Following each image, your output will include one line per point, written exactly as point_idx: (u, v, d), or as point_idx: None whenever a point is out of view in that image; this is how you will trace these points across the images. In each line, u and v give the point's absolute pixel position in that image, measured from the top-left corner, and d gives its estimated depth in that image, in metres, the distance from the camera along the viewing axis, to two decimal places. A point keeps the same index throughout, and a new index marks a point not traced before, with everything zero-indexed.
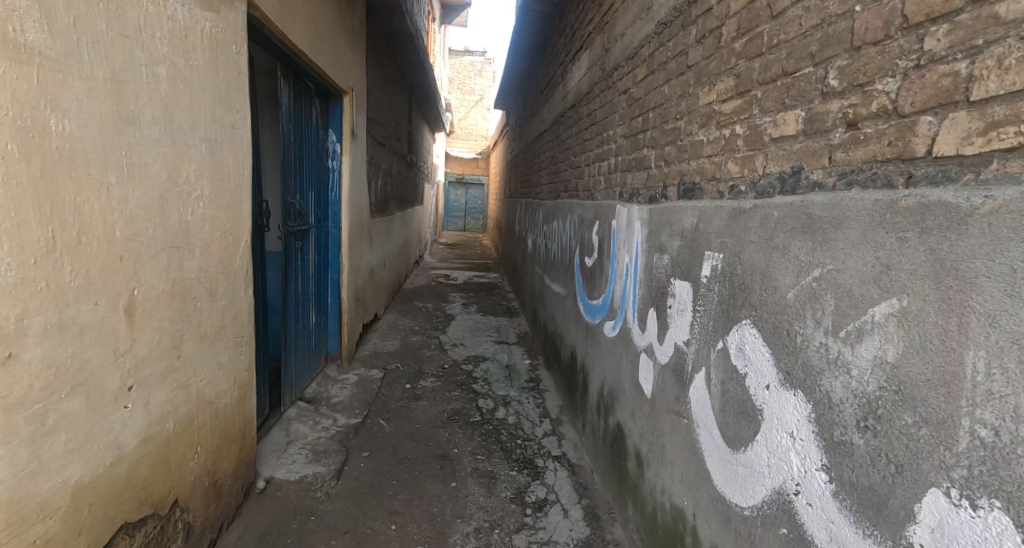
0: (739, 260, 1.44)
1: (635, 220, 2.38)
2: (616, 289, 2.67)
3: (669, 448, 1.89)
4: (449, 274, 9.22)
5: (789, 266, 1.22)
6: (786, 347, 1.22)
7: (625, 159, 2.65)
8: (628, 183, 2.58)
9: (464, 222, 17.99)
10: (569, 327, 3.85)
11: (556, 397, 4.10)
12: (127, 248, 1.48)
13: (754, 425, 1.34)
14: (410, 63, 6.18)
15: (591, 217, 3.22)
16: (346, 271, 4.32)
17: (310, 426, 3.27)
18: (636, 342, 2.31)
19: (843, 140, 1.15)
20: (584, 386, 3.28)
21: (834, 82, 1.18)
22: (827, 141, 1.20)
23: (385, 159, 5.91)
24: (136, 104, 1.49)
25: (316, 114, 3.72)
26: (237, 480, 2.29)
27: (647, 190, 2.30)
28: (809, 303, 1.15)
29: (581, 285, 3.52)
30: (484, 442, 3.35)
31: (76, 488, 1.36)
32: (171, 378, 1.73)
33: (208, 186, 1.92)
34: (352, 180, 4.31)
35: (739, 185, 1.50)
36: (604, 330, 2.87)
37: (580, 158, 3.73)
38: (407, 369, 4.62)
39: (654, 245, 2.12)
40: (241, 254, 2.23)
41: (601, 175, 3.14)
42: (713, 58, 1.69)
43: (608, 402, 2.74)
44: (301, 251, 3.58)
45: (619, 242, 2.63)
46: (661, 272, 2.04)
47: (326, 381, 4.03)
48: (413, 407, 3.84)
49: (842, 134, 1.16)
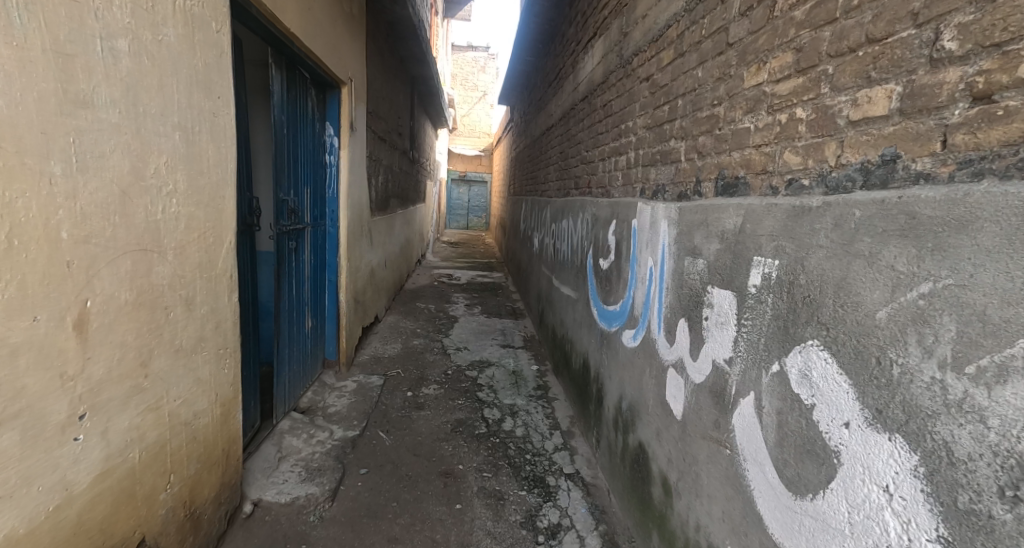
0: (803, 268, 1.21)
1: (661, 220, 2.15)
2: (636, 294, 2.44)
3: (706, 480, 1.66)
4: (451, 274, 8.98)
5: (879, 278, 1.02)
6: (875, 380, 1.01)
7: (648, 154, 2.42)
8: (651, 178, 2.36)
9: (467, 221, 17.74)
10: (581, 333, 3.62)
11: (567, 407, 3.88)
12: (80, 253, 1.27)
13: (825, 469, 1.12)
14: (412, 55, 5.95)
15: (607, 215, 2.99)
16: (344, 273, 4.10)
17: (304, 441, 3.05)
18: (663, 356, 2.09)
19: (968, 117, 0.95)
20: (599, 397, 3.06)
21: (951, 45, 0.97)
22: (939, 119, 0.99)
23: (386, 155, 5.67)
24: (88, 83, 1.27)
25: (312, 105, 3.49)
26: (220, 508, 2.06)
27: (676, 186, 2.08)
28: (915, 327, 0.95)
29: (594, 289, 3.29)
30: (491, 458, 3.13)
31: (7, 542, 1.15)
32: (139, 400, 1.51)
33: (183, 180, 1.69)
34: (351, 176, 4.08)
35: (802, 179, 1.28)
36: (621, 339, 2.65)
37: (592, 153, 3.51)
38: (408, 375, 4.39)
39: (686, 248, 1.90)
40: (223, 257, 2.00)
41: (619, 172, 2.91)
42: (764, 32, 1.46)
43: (627, 419, 2.52)
44: (295, 251, 3.36)
45: (641, 244, 2.40)
46: (695, 278, 1.81)
47: (322, 389, 3.81)
48: (414, 418, 3.62)
49: (966, 109, 0.96)
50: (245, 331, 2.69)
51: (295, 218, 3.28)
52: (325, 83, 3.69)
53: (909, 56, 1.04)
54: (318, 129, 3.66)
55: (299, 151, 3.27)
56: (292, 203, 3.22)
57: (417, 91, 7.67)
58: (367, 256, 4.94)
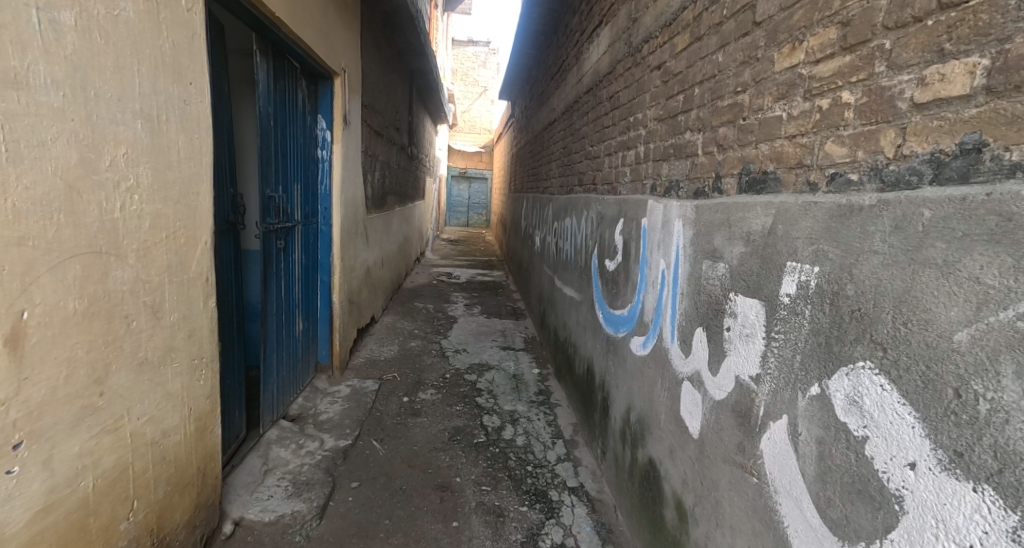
0: (852, 277, 1.04)
1: (674, 220, 1.99)
2: (646, 299, 2.28)
3: (728, 510, 1.50)
4: (450, 273, 8.80)
5: (959, 295, 0.87)
6: (954, 416, 0.87)
7: (659, 148, 2.25)
8: (663, 173, 2.19)
9: (467, 218, 17.54)
10: (584, 337, 3.45)
11: (569, 414, 3.72)
12: (13, 257, 1.14)
13: (883, 517, 0.98)
14: (411, 47, 5.77)
15: (614, 214, 2.82)
16: (338, 273, 3.93)
17: (292, 452, 2.89)
18: (677, 369, 1.93)
19: None
20: (604, 406, 2.90)
21: None
22: None
23: (383, 150, 5.49)
24: (20, 59, 1.13)
25: (302, 97, 3.32)
26: (193, 532, 1.89)
27: (692, 182, 1.91)
28: (1010, 352, 0.81)
29: (599, 292, 3.13)
30: (491, 470, 2.97)
31: None
32: (93, 420, 1.35)
33: (147, 173, 1.53)
34: (345, 172, 3.92)
35: (851, 174, 1.11)
36: (629, 346, 2.49)
37: (598, 147, 3.33)
38: (404, 379, 4.23)
39: (705, 251, 1.73)
40: (198, 259, 1.84)
41: (626, 167, 2.74)
42: (799, 6, 1.29)
43: (636, 432, 2.36)
44: (285, 251, 3.19)
45: (652, 244, 2.23)
46: (715, 284, 1.65)
47: (314, 395, 3.65)
48: (410, 426, 3.46)
49: None
50: (227, 336, 2.52)
51: (284, 216, 3.11)
52: (316, 74, 3.52)
53: (1001, 21, 0.88)
54: (309, 121, 3.48)
55: (288, 144, 3.10)
56: (281, 200, 3.05)
57: (416, 85, 7.48)
58: (363, 255, 4.77)
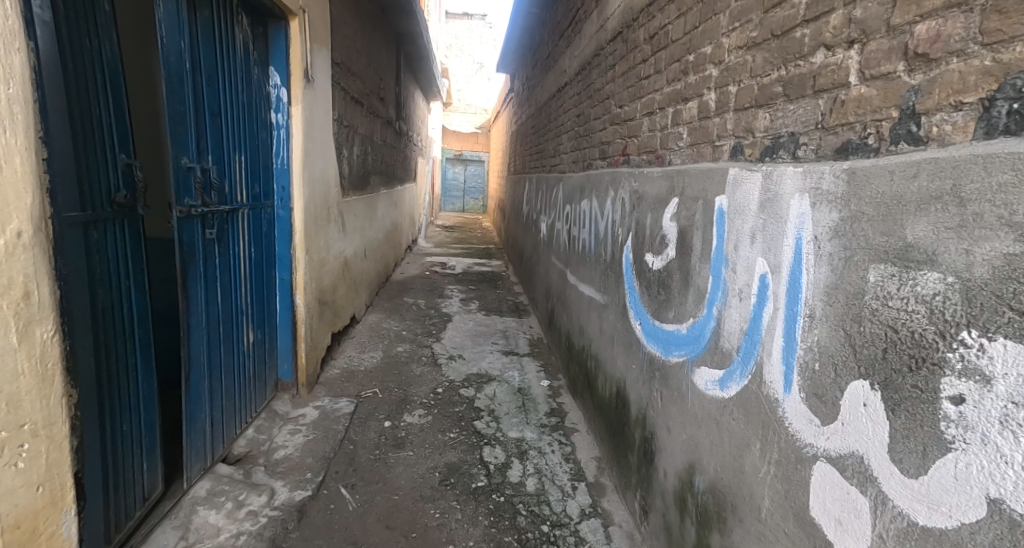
0: None
1: (790, 197, 1.27)
2: (727, 313, 1.58)
3: None
4: (445, 262, 8.05)
5: None
6: None
7: (752, 88, 1.51)
8: (762, 125, 1.45)
9: (464, 203, 16.69)
10: (613, 353, 2.73)
11: (590, 444, 3.03)
12: None
13: None
14: (396, 3, 4.95)
15: (663, 191, 2.09)
16: (301, 269, 3.17)
17: (226, 514, 2.17)
18: (802, 438, 1.20)
19: None
20: (647, 451, 2.20)
21: None
22: None
23: (363, 122, 4.69)
24: None
25: (242, 39, 2.54)
26: None
27: (827, 133, 1.17)
28: None
29: (636, 295, 2.40)
30: (493, 533, 2.29)
31: None
32: None
33: None
34: (310, 145, 3.16)
35: None
36: (694, 379, 1.79)
37: (633, 106, 2.59)
38: (388, 397, 3.50)
39: (877, 249, 1.00)
40: (10, 266, 1.10)
41: (684, 127, 2.00)
42: None
43: (707, 507, 1.66)
44: (222, 244, 2.44)
45: (738, 234, 1.53)
46: (914, 310, 0.93)
47: (270, 425, 2.93)
48: (392, 463, 2.77)
49: None
50: (118, 365, 1.79)
51: (218, 197, 2.36)
52: (263, 11, 2.74)
53: None
54: (255, 74, 2.71)
55: (219, 101, 2.33)
56: (207, 172, 2.25)
57: (404, 52, 6.62)
58: (338, 245, 3.99)
